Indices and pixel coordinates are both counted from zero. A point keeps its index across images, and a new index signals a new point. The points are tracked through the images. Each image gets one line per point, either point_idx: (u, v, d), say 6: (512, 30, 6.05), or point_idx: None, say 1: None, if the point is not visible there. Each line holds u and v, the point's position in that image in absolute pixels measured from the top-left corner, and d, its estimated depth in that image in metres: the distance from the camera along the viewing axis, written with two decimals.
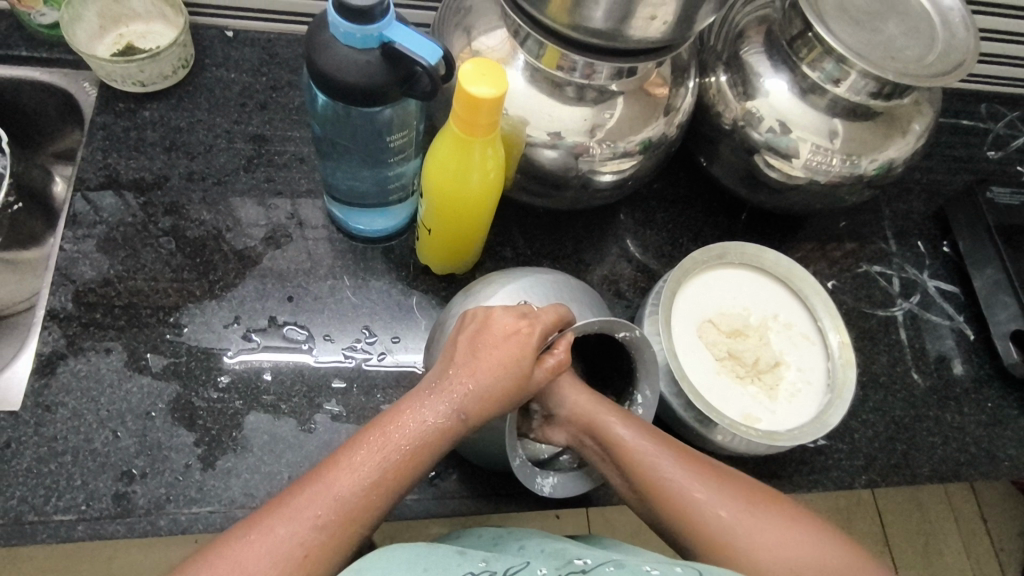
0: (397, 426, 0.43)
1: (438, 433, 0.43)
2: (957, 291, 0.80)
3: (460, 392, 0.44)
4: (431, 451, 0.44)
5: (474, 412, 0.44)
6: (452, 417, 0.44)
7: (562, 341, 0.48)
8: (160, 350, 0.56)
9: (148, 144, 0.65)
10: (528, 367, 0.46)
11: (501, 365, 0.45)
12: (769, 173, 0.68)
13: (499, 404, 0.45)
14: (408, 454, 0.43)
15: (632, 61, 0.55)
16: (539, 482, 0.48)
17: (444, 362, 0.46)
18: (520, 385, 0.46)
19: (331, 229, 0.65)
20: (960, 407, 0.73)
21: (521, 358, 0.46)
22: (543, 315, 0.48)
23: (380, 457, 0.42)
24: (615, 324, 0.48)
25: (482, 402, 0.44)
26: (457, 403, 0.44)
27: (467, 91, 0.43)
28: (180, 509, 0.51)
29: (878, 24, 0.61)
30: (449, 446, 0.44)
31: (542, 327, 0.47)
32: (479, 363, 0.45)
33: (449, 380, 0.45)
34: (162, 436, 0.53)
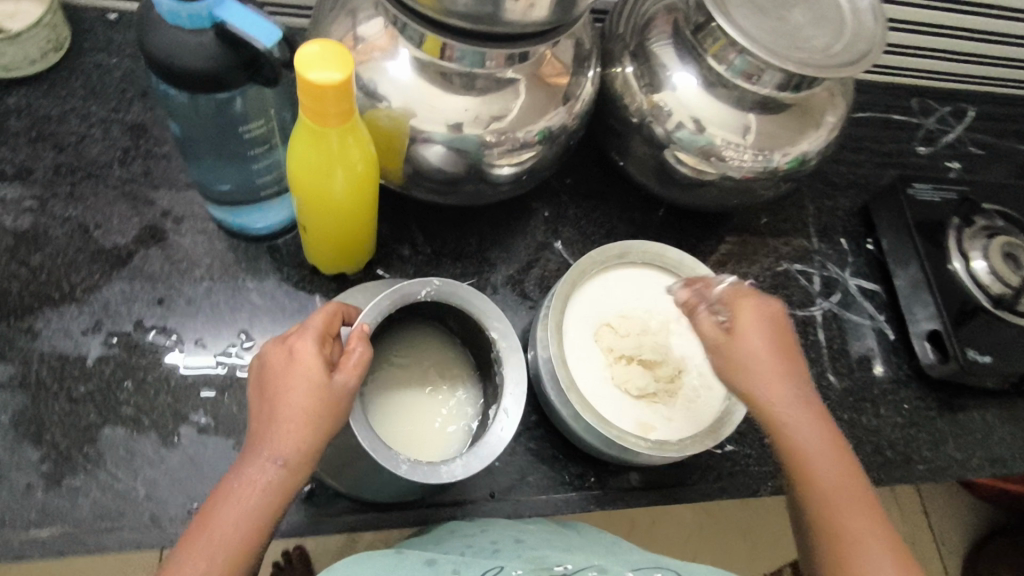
0: (214, 507, 0.41)
1: (255, 491, 0.41)
2: (879, 289, 0.78)
3: (265, 442, 0.42)
4: (260, 513, 0.41)
5: (288, 453, 0.42)
6: (262, 469, 0.41)
7: (352, 331, 0.46)
8: (8, 358, 0.52)
9: (12, 134, 0.60)
10: (330, 385, 0.43)
11: (290, 393, 0.43)
12: (680, 168, 0.66)
13: (310, 436, 0.42)
14: (232, 527, 0.40)
15: (523, 46, 0.51)
16: (444, 469, 0.48)
17: (250, 425, 0.44)
18: (322, 399, 0.43)
19: (213, 228, 0.61)
20: (877, 409, 0.71)
21: (309, 375, 0.43)
22: (309, 324, 0.46)
23: (201, 557, 0.39)
24: (415, 286, 0.52)
25: (290, 438, 0.42)
26: (265, 456, 0.42)
27: (307, 78, 0.39)
28: (18, 532, 0.48)
29: (784, 12, 0.59)
30: (279, 499, 0.41)
31: (314, 335, 0.45)
32: (278, 406, 0.42)
33: (255, 436, 0.43)
34: (4, 453, 0.49)
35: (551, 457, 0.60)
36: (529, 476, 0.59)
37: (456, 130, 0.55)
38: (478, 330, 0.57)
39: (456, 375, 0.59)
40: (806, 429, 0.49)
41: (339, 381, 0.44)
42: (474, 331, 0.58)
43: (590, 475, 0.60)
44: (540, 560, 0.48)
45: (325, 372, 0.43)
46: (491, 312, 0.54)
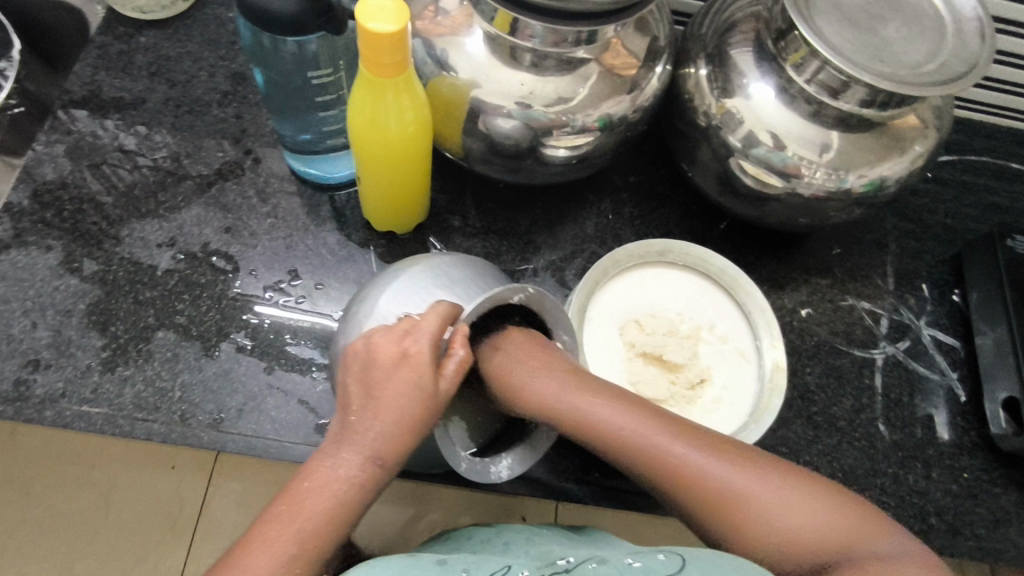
0: (306, 493, 0.40)
1: (350, 484, 0.41)
2: (956, 344, 0.71)
3: (366, 437, 0.42)
4: (351, 506, 0.41)
5: (388, 454, 0.42)
6: (364, 466, 0.41)
7: (457, 335, 0.45)
8: (95, 256, 0.60)
9: (136, 67, 0.68)
10: (432, 394, 0.44)
11: (400, 397, 0.43)
12: (744, 179, 0.62)
13: (409, 443, 0.43)
14: (325, 517, 0.40)
15: (591, 26, 0.51)
16: (494, 470, 0.48)
17: (344, 410, 0.44)
18: (427, 409, 0.44)
19: (286, 173, 0.66)
20: (928, 471, 0.65)
21: (421, 382, 0.43)
22: (424, 325, 0.45)
23: (292, 538, 0.39)
24: (512, 292, 0.45)
25: (394, 440, 0.42)
26: (368, 456, 0.42)
27: (365, 27, 0.42)
28: (70, 405, 0.54)
29: (876, 25, 0.55)
30: (369, 497, 0.42)
31: (429, 339, 0.45)
32: (382, 407, 0.43)
33: (355, 428, 0.43)
34: (75, 335, 0.56)
35: (559, 444, 0.60)
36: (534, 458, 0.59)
37: (524, 108, 0.56)
38: (538, 328, 0.53)
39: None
40: (660, 439, 0.44)
41: (439, 390, 0.44)
42: (534, 326, 0.54)
43: (596, 471, 0.59)
44: (545, 556, 0.48)
45: (430, 381, 0.44)
46: (566, 323, 0.50)
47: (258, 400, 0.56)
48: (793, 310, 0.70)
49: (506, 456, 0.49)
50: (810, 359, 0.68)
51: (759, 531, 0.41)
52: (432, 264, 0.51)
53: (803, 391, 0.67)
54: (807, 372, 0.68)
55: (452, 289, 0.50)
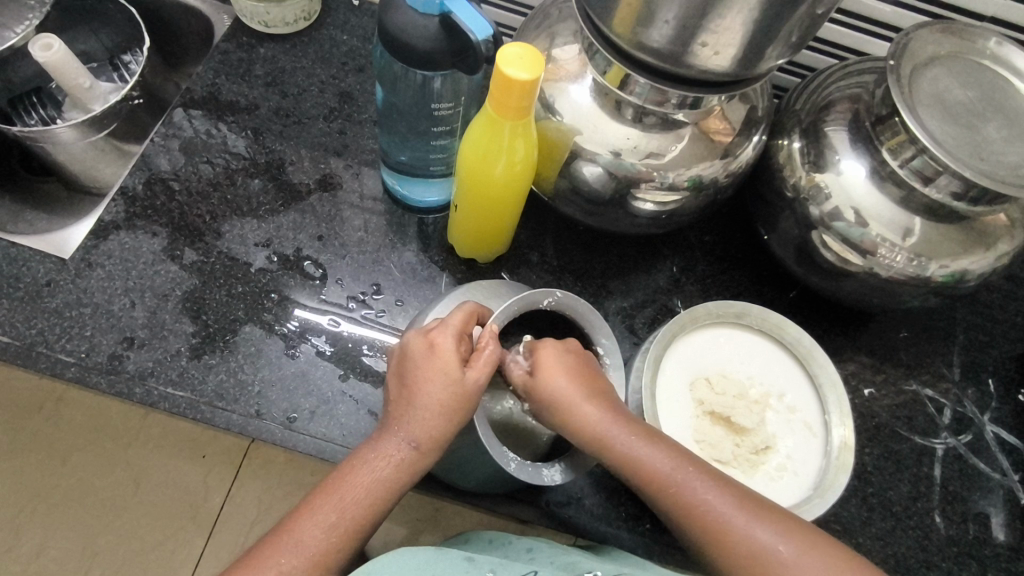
0: (349, 469, 0.45)
1: (388, 463, 0.45)
2: (1020, 445, 0.69)
3: (402, 422, 0.46)
4: (389, 482, 0.45)
5: (421, 436, 0.45)
6: (397, 444, 0.45)
7: (486, 333, 0.48)
8: (196, 247, 0.63)
9: (254, 76, 0.73)
10: (459, 380, 0.46)
11: (430, 383, 0.45)
12: (824, 253, 0.62)
13: (441, 426, 0.45)
14: (367, 491, 0.44)
15: (703, 93, 0.53)
16: (547, 473, 0.48)
17: (389, 402, 0.48)
18: (455, 394, 0.45)
19: (379, 191, 0.69)
20: (982, 571, 0.63)
21: (448, 370, 0.46)
22: (450, 321, 0.48)
23: (335, 506, 0.43)
24: (539, 295, 0.51)
25: (426, 423, 0.45)
26: (401, 435, 0.45)
27: (504, 72, 0.45)
28: (157, 385, 0.57)
29: (975, 124, 0.56)
30: (406, 475, 0.45)
31: (453, 333, 0.47)
32: (413, 392, 0.46)
33: (394, 415, 0.46)
34: (169, 319, 0.60)
35: (612, 488, 0.61)
36: (588, 499, 0.60)
37: (617, 158, 0.58)
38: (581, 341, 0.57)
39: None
40: (670, 466, 0.46)
41: (468, 377, 0.46)
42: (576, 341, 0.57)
43: (647, 521, 0.60)
44: (571, 567, 0.48)
45: (456, 368, 0.46)
46: (603, 330, 0.53)
47: (329, 405, 0.58)
48: (855, 387, 0.70)
49: (557, 462, 0.50)
50: (868, 440, 0.68)
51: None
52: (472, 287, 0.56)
53: (860, 471, 0.66)
54: (865, 452, 0.67)
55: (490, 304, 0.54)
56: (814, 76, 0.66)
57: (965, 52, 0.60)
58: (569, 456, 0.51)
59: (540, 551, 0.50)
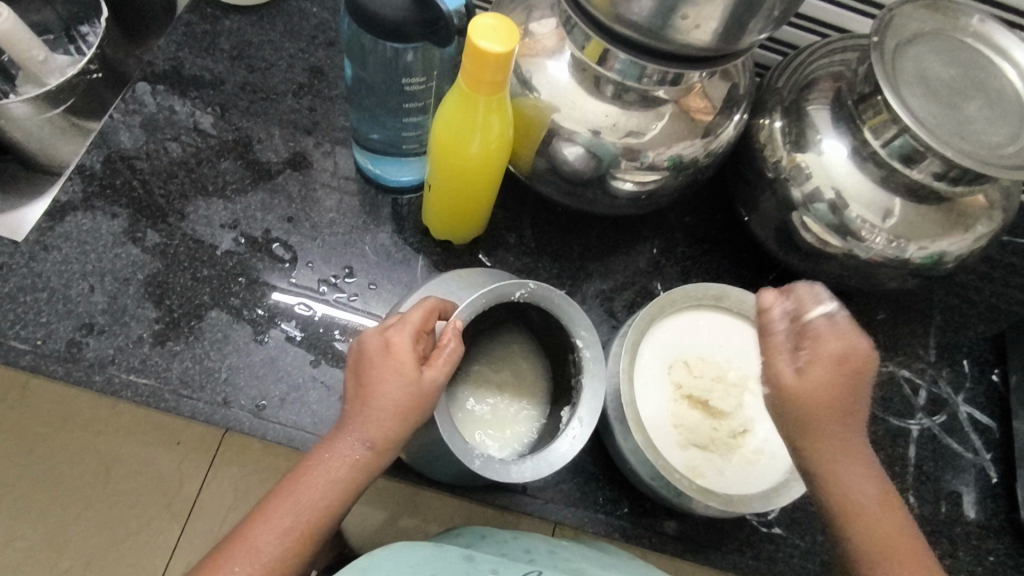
0: (304, 472, 0.44)
1: (344, 464, 0.44)
2: (992, 425, 0.70)
3: (358, 422, 0.44)
4: (345, 483, 0.44)
5: (377, 437, 0.44)
6: (353, 447, 0.44)
7: (448, 329, 0.45)
8: (158, 229, 0.61)
9: (219, 49, 0.69)
10: (416, 382, 0.44)
11: (385, 385, 0.44)
12: (804, 235, 0.61)
13: (397, 429, 0.44)
14: (323, 493, 0.43)
15: (683, 69, 0.52)
16: (514, 470, 0.47)
17: (346, 401, 0.46)
18: (413, 395, 0.44)
19: (351, 171, 0.67)
20: (953, 549, 0.64)
21: (404, 370, 0.44)
22: (409, 317, 0.46)
23: (291, 512, 0.43)
24: (509, 287, 0.49)
25: (382, 424, 0.44)
26: (356, 438, 0.44)
27: (476, 45, 0.43)
28: (119, 373, 0.55)
29: (956, 103, 0.56)
30: (362, 476, 0.44)
31: (410, 331, 0.45)
32: (368, 394, 0.44)
33: (350, 415, 0.45)
34: (130, 304, 0.57)
35: (590, 474, 0.60)
36: (564, 484, 0.59)
37: (596, 137, 0.57)
38: (566, 336, 0.54)
39: (527, 378, 0.58)
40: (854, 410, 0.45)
41: (425, 378, 0.44)
42: (561, 338, 0.55)
43: (624, 505, 0.60)
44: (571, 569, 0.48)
45: (413, 368, 0.44)
46: (583, 321, 0.51)
47: (300, 392, 0.57)
48: None
49: (528, 457, 0.49)
50: None
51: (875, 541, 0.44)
52: (449, 281, 0.54)
53: None
54: None
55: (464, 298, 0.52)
56: (796, 53, 0.65)
57: (949, 30, 0.59)
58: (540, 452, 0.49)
59: (539, 553, 0.50)
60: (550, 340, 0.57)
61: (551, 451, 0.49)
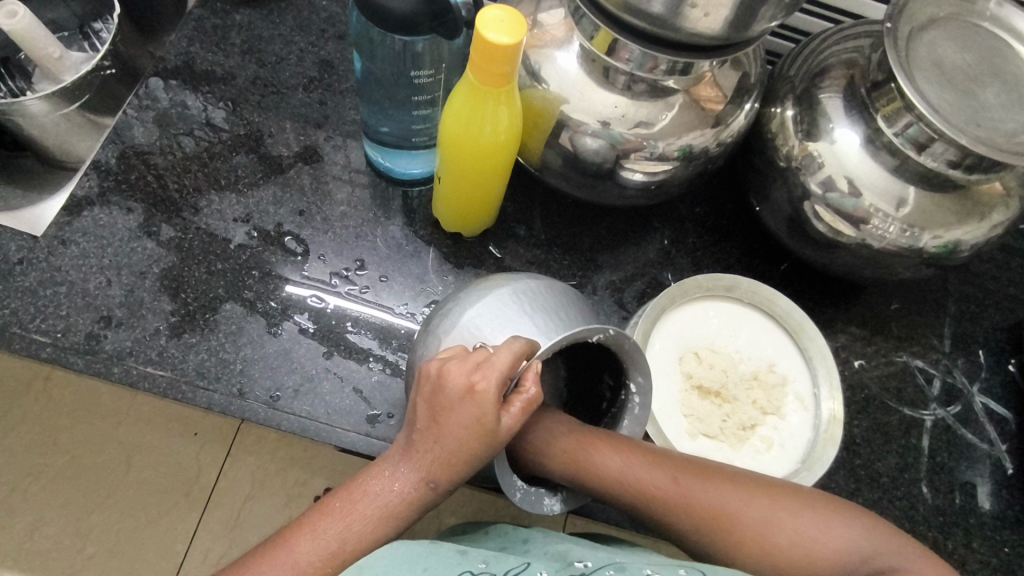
0: (362, 496, 0.44)
1: (401, 497, 0.44)
2: (1008, 415, 0.69)
3: (423, 458, 0.44)
4: (398, 516, 0.44)
5: (440, 478, 0.44)
6: (417, 483, 0.44)
7: (530, 373, 0.44)
8: (173, 223, 0.61)
9: (230, 44, 0.70)
10: (494, 432, 0.43)
11: (462, 429, 0.43)
12: (816, 225, 0.61)
13: (465, 474, 0.44)
14: (375, 522, 0.43)
15: (693, 58, 0.51)
16: (547, 503, 0.47)
17: (411, 428, 0.45)
18: (487, 444, 0.43)
19: (362, 164, 0.67)
20: (967, 540, 0.64)
21: (483, 420, 0.42)
22: (497, 360, 0.43)
23: (341, 533, 0.43)
24: (591, 332, 0.44)
25: (448, 468, 0.43)
26: (421, 475, 0.44)
27: (484, 37, 0.43)
28: (136, 364, 0.56)
29: (972, 90, 0.55)
30: (416, 510, 0.44)
31: (497, 377, 0.43)
32: (441, 435, 0.43)
33: (416, 446, 0.44)
34: (147, 297, 0.58)
35: None
36: None
37: (605, 128, 0.56)
38: (616, 363, 0.52)
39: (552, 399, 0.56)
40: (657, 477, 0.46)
41: (502, 427, 0.43)
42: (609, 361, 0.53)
43: None
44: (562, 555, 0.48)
45: (492, 418, 0.42)
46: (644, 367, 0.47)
47: (313, 383, 0.57)
48: (845, 359, 0.70)
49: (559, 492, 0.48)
50: (857, 412, 0.67)
51: (783, 552, 0.44)
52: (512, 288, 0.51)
53: (848, 443, 0.66)
54: (854, 424, 0.67)
55: (533, 318, 0.49)
56: (808, 41, 0.64)
57: (966, 15, 0.58)
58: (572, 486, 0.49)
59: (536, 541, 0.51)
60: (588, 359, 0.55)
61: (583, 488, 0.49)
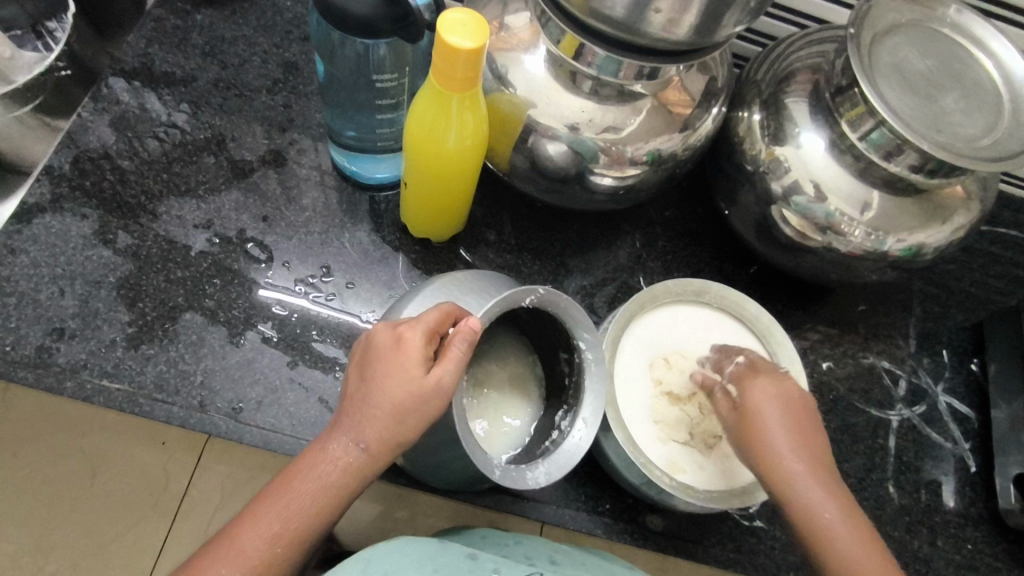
0: (297, 473, 0.43)
1: (335, 466, 0.43)
2: (971, 414, 0.71)
3: (356, 423, 0.44)
4: (334, 489, 0.43)
5: (371, 439, 0.43)
6: (349, 447, 0.43)
7: (460, 330, 0.43)
8: (130, 230, 0.59)
9: (190, 45, 0.68)
10: (420, 380, 0.43)
11: (391, 381, 0.43)
12: (784, 228, 0.61)
13: (396, 432, 0.43)
14: (312, 494, 0.43)
15: (660, 63, 0.51)
16: (531, 477, 0.46)
17: (345, 399, 0.46)
18: (417, 394, 0.43)
19: (327, 168, 0.66)
20: (932, 537, 0.65)
21: (410, 368, 0.43)
22: (423, 317, 0.45)
23: (281, 514, 0.42)
24: (523, 295, 0.47)
25: (380, 428, 0.43)
26: (354, 438, 0.43)
27: (446, 41, 0.42)
28: (91, 378, 0.54)
29: (932, 95, 0.56)
30: (354, 479, 0.43)
31: (423, 330, 0.44)
32: (372, 391, 0.44)
33: (348, 414, 0.44)
34: (102, 307, 0.56)
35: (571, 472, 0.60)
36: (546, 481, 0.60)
37: (573, 133, 0.56)
38: (563, 335, 0.53)
39: (518, 373, 0.58)
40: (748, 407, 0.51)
41: (429, 374, 0.43)
42: (552, 333, 0.55)
43: (606, 502, 0.60)
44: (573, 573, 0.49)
45: (418, 364, 0.43)
46: (588, 323, 0.50)
47: (277, 394, 0.56)
48: (813, 361, 0.70)
49: (542, 462, 0.48)
50: (826, 413, 0.68)
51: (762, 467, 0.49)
52: (450, 281, 0.52)
53: None
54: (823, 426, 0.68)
55: (466, 300, 0.50)
56: (775, 44, 0.65)
57: (926, 21, 0.59)
58: (554, 455, 0.49)
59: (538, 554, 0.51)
60: (540, 333, 0.56)
61: (565, 456, 0.49)
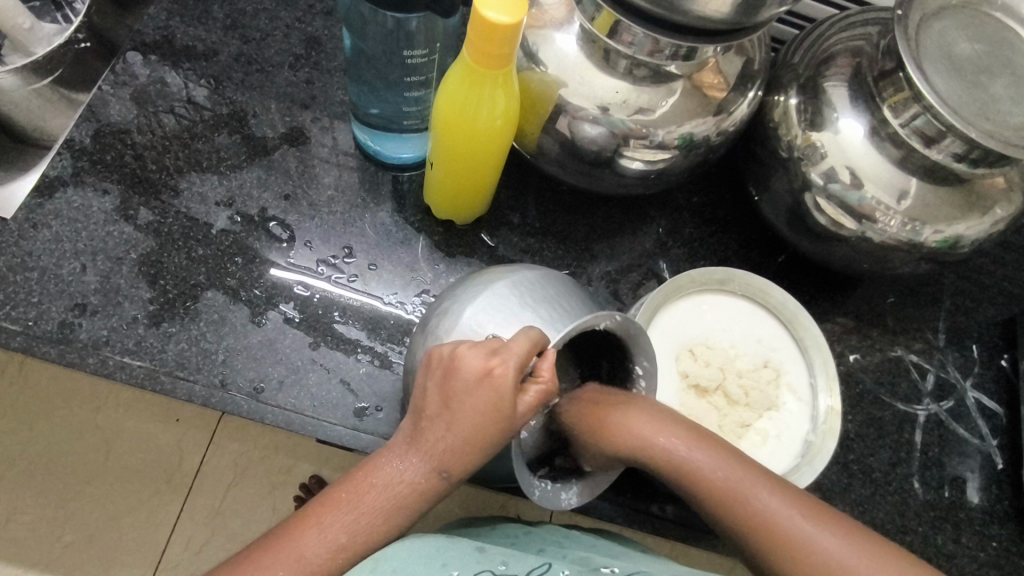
0: (367, 485, 0.42)
1: (409, 488, 0.42)
2: (1000, 411, 0.69)
3: (434, 447, 0.42)
4: (406, 508, 0.42)
5: (451, 468, 0.42)
6: (427, 470, 0.42)
7: (546, 363, 0.42)
8: (151, 206, 0.59)
9: (211, 18, 0.67)
10: (509, 417, 0.41)
11: (478, 416, 0.41)
12: (817, 217, 0.59)
13: (475, 462, 0.42)
14: (384, 512, 0.42)
15: (699, 43, 0.49)
16: (565, 498, 0.46)
17: (419, 415, 0.44)
18: (503, 429, 0.41)
19: (350, 147, 0.64)
20: (956, 534, 0.64)
21: (501, 405, 0.41)
22: (515, 348, 0.41)
23: (348, 526, 0.41)
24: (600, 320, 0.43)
25: (460, 459, 0.42)
26: (433, 464, 0.42)
27: (482, 15, 0.41)
28: (113, 354, 0.54)
29: (980, 80, 0.53)
30: (427, 501, 0.43)
31: (518, 365, 0.41)
32: (456, 421, 0.42)
33: (425, 435, 0.43)
34: (123, 284, 0.56)
35: None
36: None
37: (604, 114, 0.54)
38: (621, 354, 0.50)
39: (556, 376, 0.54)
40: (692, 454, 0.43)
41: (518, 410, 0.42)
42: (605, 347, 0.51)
43: (627, 492, 0.59)
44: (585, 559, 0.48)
45: (508, 402, 0.41)
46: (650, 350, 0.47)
47: (299, 374, 0.56)
48: (840, 353, 0.69)
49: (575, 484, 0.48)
50: (851, 406, 0.67)
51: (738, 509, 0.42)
52: (514, 281, 0.49)
53: (842, 438, 0.66)
54: (848, 419, 0.66)
55: (536, 311, 0.47)
56: (813, 27, 0.62)
57: (974, 3, 0.56)
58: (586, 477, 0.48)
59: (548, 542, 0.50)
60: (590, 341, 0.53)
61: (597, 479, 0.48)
